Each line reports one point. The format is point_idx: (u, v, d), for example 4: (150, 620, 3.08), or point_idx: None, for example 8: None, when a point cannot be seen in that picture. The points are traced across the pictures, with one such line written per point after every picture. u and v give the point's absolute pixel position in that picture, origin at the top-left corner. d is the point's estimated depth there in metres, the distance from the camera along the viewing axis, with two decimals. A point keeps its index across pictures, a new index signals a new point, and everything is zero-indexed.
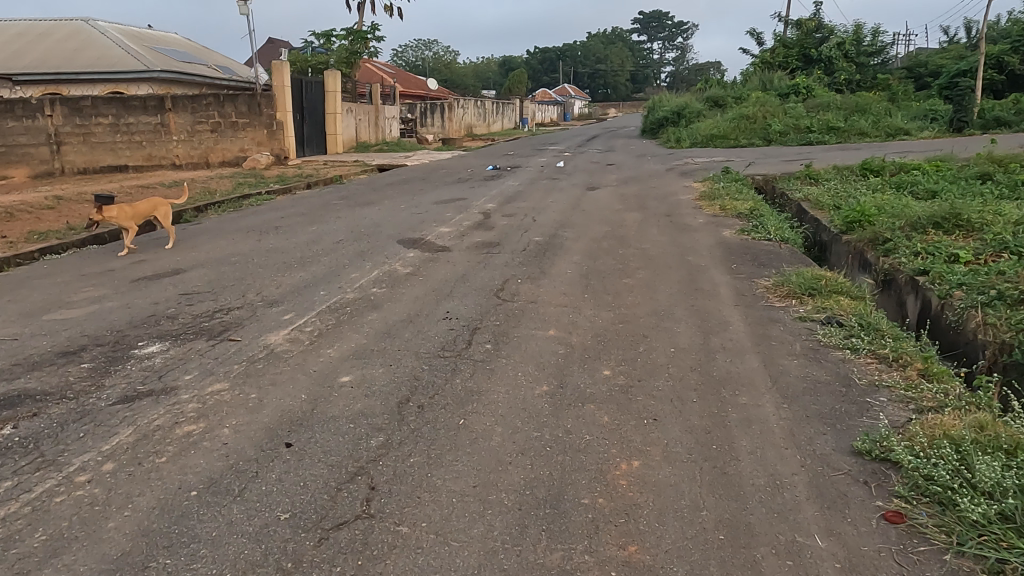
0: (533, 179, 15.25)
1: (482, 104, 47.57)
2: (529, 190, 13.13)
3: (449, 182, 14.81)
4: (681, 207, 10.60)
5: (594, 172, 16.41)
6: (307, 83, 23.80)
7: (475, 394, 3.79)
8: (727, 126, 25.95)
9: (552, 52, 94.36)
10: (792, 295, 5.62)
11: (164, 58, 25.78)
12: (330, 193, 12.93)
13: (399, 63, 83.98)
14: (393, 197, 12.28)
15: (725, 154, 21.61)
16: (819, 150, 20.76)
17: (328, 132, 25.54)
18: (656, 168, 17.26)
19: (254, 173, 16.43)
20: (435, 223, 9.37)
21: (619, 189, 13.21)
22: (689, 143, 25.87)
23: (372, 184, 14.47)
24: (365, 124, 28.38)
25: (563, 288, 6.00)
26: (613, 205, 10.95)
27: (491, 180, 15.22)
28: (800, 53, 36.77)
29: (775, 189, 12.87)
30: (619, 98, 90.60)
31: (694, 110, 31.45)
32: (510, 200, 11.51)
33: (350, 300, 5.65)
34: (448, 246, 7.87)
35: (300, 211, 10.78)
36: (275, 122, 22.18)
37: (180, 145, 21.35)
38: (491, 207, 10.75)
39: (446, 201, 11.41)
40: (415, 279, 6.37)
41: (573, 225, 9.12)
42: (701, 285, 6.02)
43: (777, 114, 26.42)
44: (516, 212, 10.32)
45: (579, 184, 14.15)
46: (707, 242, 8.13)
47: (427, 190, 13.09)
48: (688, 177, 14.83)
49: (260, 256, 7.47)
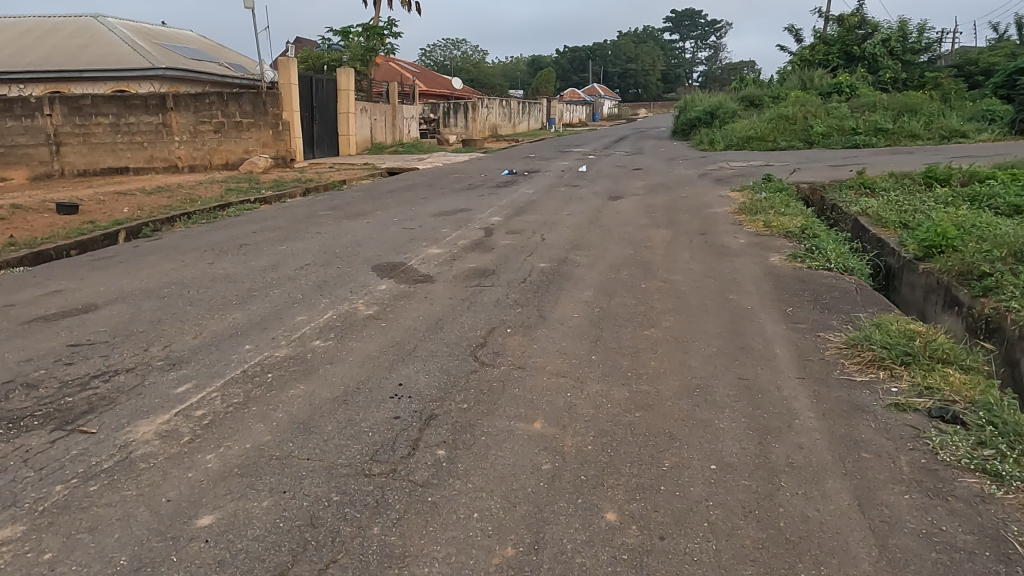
0: (550, 186, 13.78)
1: (508, 104, 46.13)
2: (543, 199, 11.68)
3: (457, 189, 13.42)
4: (719, 223, 9.04)
5: (620, 179, 14.89)
6: (317, 81, 22.51)
7: (396, 566, 2.35)
8: (764, 128, 24.23)
9: (581, 51, 92.50)
10: (876, 363, 4.08)
11: (172, 54, 24.74)
12: (321, 202, 11.59)
13: (426, 63, 82.82)
14: (389, 207, 10.91)
15: (763, 158, 19.93)
16: (867, 154, 19.03)
17: (341, 133, 24.28)
18: (688, 174, 15.67)
19: (250, 177, 15.20)
20: (425, 242, 7.96)
21: (646, 198, 11.68)
22: (723, 145, 24.19)
23: (372, 191, 13.11)
24: (381, 124, 27.10)
25: (565, 343, 4.53)
26: (637, 219, 9.44)
27: (505, 186, 13.79)
28: (842, 51, 34.79)
29: (824, 201, 11.26)
30: (650, 98, 88.60)
31: (728, 110, 29.69)
32: (520, 212, 10.08)
33: (277, 361, 4.25)
34: (431, 275, 6.44)
35: (279, 224, 9.46)
36: (281, 122, 20.66)
37: (183, 146, 20.23)
38: (496, 221, 9.33)
39: (446, 213, 10.02)
40: (375, 326, 4.96)
41: (588, 246, 7.65)
42: (749, 342, 4.52)
43: (819, 114, 24.63)
44: (523, 227, 8.88)
45: (601, 192, 12.65)
46: (750, 270, 6.60)
47: (430, 200, 11.70)
48: (725, 185, 13.26)
49: (200, 286, 6.12)
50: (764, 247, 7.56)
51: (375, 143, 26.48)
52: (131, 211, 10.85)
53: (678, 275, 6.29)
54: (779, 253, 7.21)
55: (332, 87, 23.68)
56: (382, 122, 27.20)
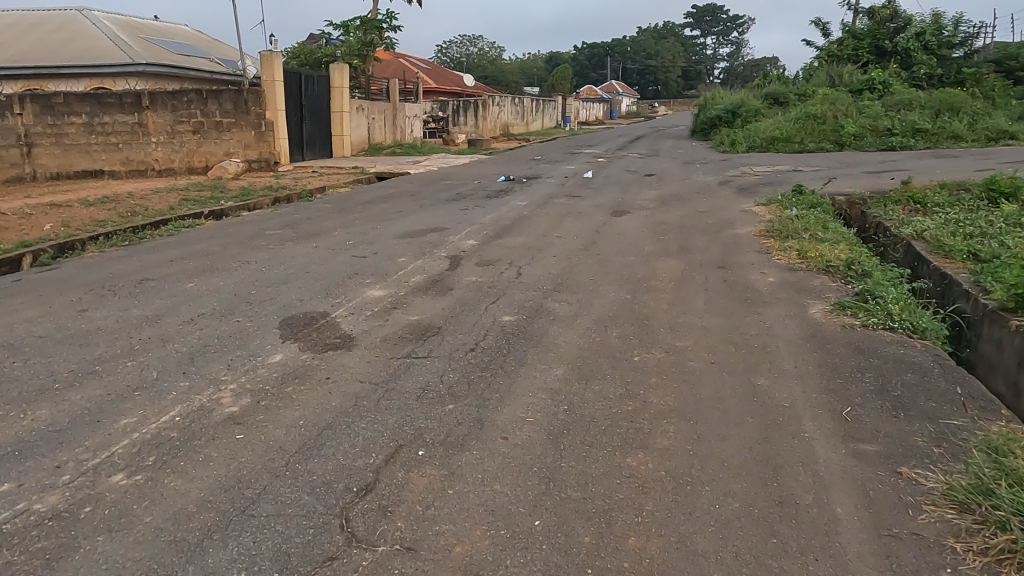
0: (548, 196, 12.15)
1: (521, 102, 44.48)
2: (535, 215, 10.03)
3: (441, 200, 11.81)
4: (741, 251, 7.35)
5: (630, 188, 13.19)
6: (307, 78, 21.00)
7: None
8: (790, 127, 22.41)
9: (600, 47, 90.56)
10: (1013, 556, 2.39)
11: (158, 49, 23.30)
12: (279, 217, 10.02)
13: (443, 59, 81.27)
14: (351, 224, 9.31)
15: (790, 163, 18.12)
16: (906, 158, 17.19)
17: (335, 133, 22.71)
18: (707, 182, 13.95)
19: (216, 185, 13.68)
20: (370, 278, 6.36)
21: (655, 214, 9.99)
22: (746, 146, 22.39)
23: (344, 202, 11.53)
24: (379, 123, 25.53)
25: (498, 489, 2.87)
26: (641, 245, 7.76)
27: (497, 197, 12.17)
28: (873, 45, 32.74)
29: (867, 219, 9.50)
30: (670, 96, 86.30)
31: (751, 109, 27.82)
32: (503, 234, 8.44)
33: (23, 525, 2.64)
34: (354, 333, 4.83)
35: (211, 249, 7.88)
36: (265, 121, 19.03)
37: (160, 147, 18.76)
38: (469, 247, 7.69)
39: (413, 234, 8.41)
40: (226, 439, 3.33)
41: (574, 287, 6.00)
42: (793, 488, 2.84)
43: (850, 113, 22.76)
44: (499, 256, 7.24)
45: (606, 205, 10.97)
46: (785, 328, 4.90)
47: (405, 215, 10.09)
48: (749, 197, 11.54)
49: (37, 352, 4.53)
50: (801, 290, 5.85)
51: (373, 144, 24.92)
52: (54, 228, 9.31)
53: (687, 340, 4.61)
54: (822, 300, 5.52)
55: (324, 84, 22.11)
56: (381, 121, 25.64)
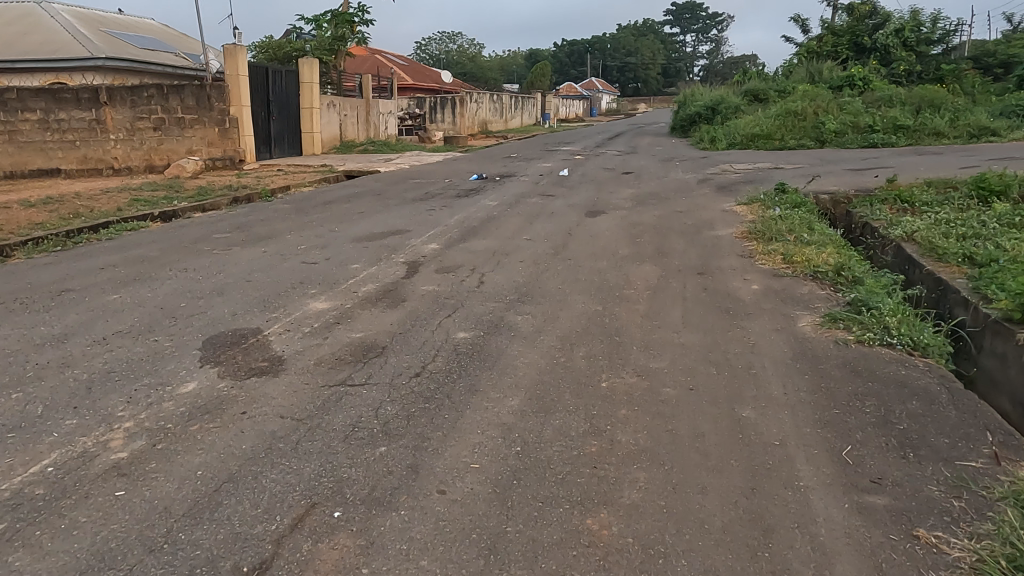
0: (521, 195, 11.59)
1: (499, 99, 43.91)
2: (505, 215, 9.46)
3: (408, 200, 11.21)
4: (722, 255, 6.85)
5: (606, 186, 12.66)
6: (275, 73, 20.28)
7: None
8: (771, 124, 22.04)
9: (580, 44, 90.18)
10: None
11: (119, 43, 22.41)
12: (232, 219, 9.37)
13: (422, 56, 80.42)
14: (308, 227, 8.70)
15: (771, 160, 17.72)
16: (888, 154, 16.85)
17: (305, 130, 22.00)
18: (687, 180, 13.47)
19: (172, 184, 12.98)
20: (316, 287, 5.76)
21: (632, 214, 9.49)
22: (726, 144, 22.00)
23: (305, 202, 10.90)
24: (352, 120, 24.84)
25: (426, 567, 2.30)
26: (616, 248, 7.23)
27: (467, 196, 11.60)
28: (852, 41, 32.55)
29: (854, 219, 9.04)
30: (649, 93, 86.01)
31: (731, 106, 27.46)
32: (468, 237, 7.87)
33: None
34: (287, 354, 4.25)
35: (149, 254, 7.22)
36: (228, 118, 18.47)
37: (119, 145, 17.91)
38: (430, 251, 7.10)
39: (371, 237, 7.82)
40: (102, 499, 2.72)
41: (541, 298, 5.44)
42: (788, 562, 2.31)
43: (830, 110, 22.45)
44: (462, 262, 6.67)
45: (580, 204, 10.44)
46: (772, 344, 4.38)
47: (367, 216, 9.50)
48: (729, 195, 11.06)
49: None
50: (788, 299, 5.34)
51: (345, 141, 24.21)
52: None
53: (664, 362, 4.07)
54: (811, 311, 5.02)
55: (293, 79, 21.40)
56: (353, 118, 24.95)
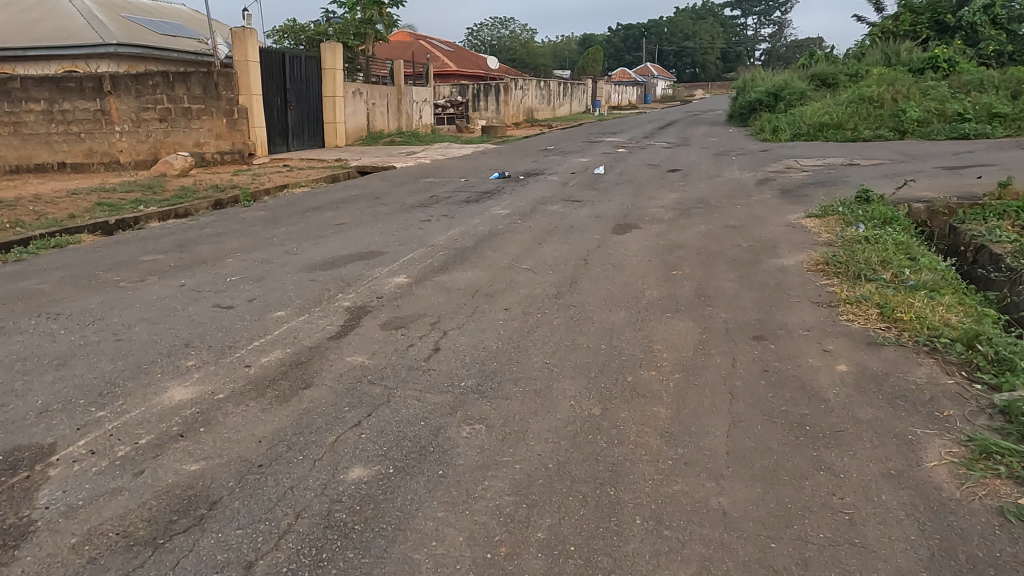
0: (541, 200, 9.74)
1: (546, 86, 41.89)
2: (513, 229, 7.64)
3: (407, 206, 9.49)
4: (789, 302, 4.89)
5: (646, 188, 10.68)
6: (293, 58, 18.78)
7: None
8: (842, 112, 19.60)
9: (635, 28, 86.97)
10: None
11: (138, 29, 21.19)
12: (184, 233, 7.79)
13: (474, 43, 78.43)
14: (264, 245, 7.03)
15: (843, 155, 15.39)
16: (984, 148, 14.39)
17: (327, 121, 20.49)
18: (744, 181, 11.38)
19: (153, 184, 11.53)
20: (199, 355, 4.07)
21: (671, 229, 7.54)
22: (789, 135, 19.69)
23: (285, 209, 9.26)
24: (380, 109, 23.28)
25: None
26: (642, 288, 5.33)
27: (478, 201, 9.81)
28: (933, 19, 29.45)
29: (964, 239, 6.90)
30: (708, 79, 82.23)
31: (796, 91, 24.95)
32: (452, 266, 6.08)
33: None
34: (50, 517, 2.55)
35: (38, 288, 5.62)
36: (238, 108, 16.72)
37: (125, 137, 16.69)
38: (391, 290, 5.32)
39: (326, 266, 6.10)
40: None
41: (512, 386, 3.61)
42: None
43: (911, 97, 19.89)
44: (425, 310, 4.88)
45: (610, 214, 8.52)
46: (883, 521, 2.47)
47: (344, 230, 7.79)
48: (797, 203, 8.98)
49: None
50: (896, 403, 3.39)
51: (372, 132, 22.67)
52: None
53: (686, 572, 2.21)
54: (939, 435, 3.06)
55: (313, 65, 19.85)
56: (382, 108, 23.39)
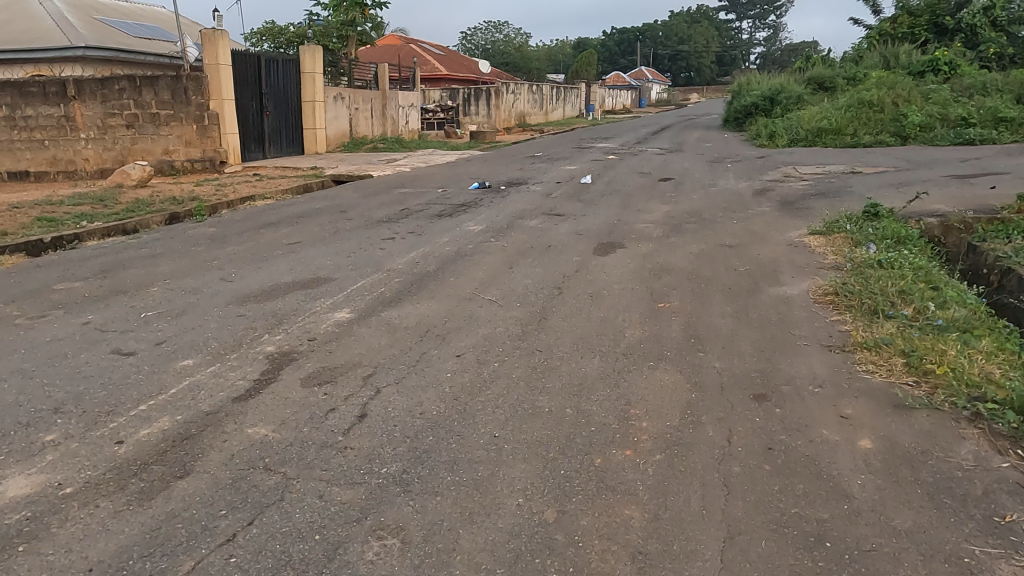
0: (520, 214, 8.95)
1: (539, 90, 41.20)
2: (484, 250, 6.85)
3: (374, 221, 8.69)
4: (795, 348, 4.09)
5: (635, 200, 9.91)
6: (269, 61, 18.04)
7: None
8: (841, 117, 18.90)
9: (630, 32, 86.38)
10: None
11: (110, 31, 20.35)
12: (117, 254, 6.98)
13: (468, 47, 77.70)
14: (201, 270, 6.22)
15: (844, 162, 14.66)
16: (992, 155, 13.66)
17: (306, 126, 19.70)
18: (741, 191, 10.62)
19: (106, 196, 10.73)
20: (67, 425, 3.28)
21: (660, 249, 6.75)
22: (786, 140, 18.97)
23: (239, 225, 8.46)
24: (364, 114, 22.50)
25: None
26: (622, 327, 4.53)
27: (451, 215, 9.02)
28: (932, 22, 28.76)
29: (988, 261, 6.13)
30: (703, 83, 81.61)
31: (793, 95, 24.25)
32: (406, 297, 5.28)
33: None
34: None
35: None
36: (208, 113, 15.78)
37: (90, 144, 15.85)
38: (325, 332, 4.51)
39: (262, 298, 5.31)
40: None
41: (445, 476, 2.81)
42: None
43: (913, 101, 19.17)
44: (361, 358, 4.08)
45: (594, 231, 7.75)
46: None
47: (297, 251, 6.99)
48: (799, 217, 8.20)
49: None
50: (940, 501, 2.60)
51: (355, 138, 21.88)
52: None
53: None
54: (1005, 558, 2.27)
55: (292, 69, 19.09)
56: (365, 113, 22.62)
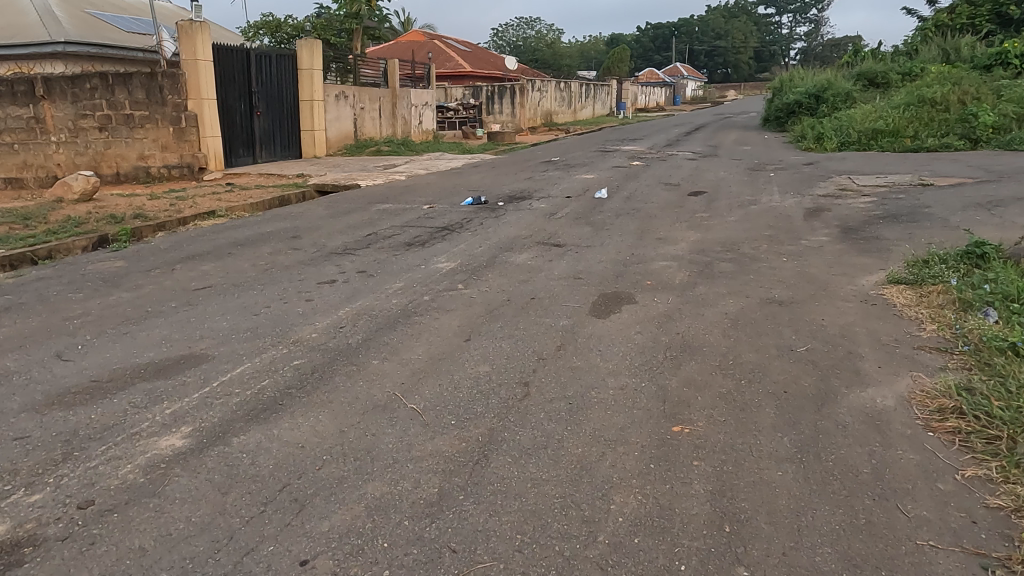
0: (509, 243, 7.12)
1: (567, 87, 39.26)
2: (442, 305, 5.03)
3: (326, 252, 6.94)
4: (914, 566, 2.23)
5: (656, 224, 8.00)
6: (260, 56, 16.52)
7: None
8: (898, 117, 16.73)
9: (664, 27, 83.79)
10: None
11: (98, 25, 18.87)
12: None
13: (499, 44, 75.75)
14: (43, 338, 4.51)
15: (907, 169, 12.58)
16: None
17: (304, 128, 18.13)
18: (789, 211, 8.67)
19: (33, 214, 9.11)
20: None
21: (685, 308, 4.88)
22: (836, 143, 16.86)
23: (155, 257, 6.76)
24: (370, 114, 20.89)
25: None
26: (603, 489, 2.68)
27: (424, 243, 7.25)
28: (995, 11, 26.22)
29: None
30: (740, 79, 78.67)
31: (841, 92, 22.02)
32: (289, 402, 3.50)
33: None
34: None
35: None
36: (185, 115, 14.32)
37: (62, 149, 13.99)
38: (111, 489, 2.72)
39: (83, 398, 3.57)
40: None
41: None
42: None
43: (982, 98, 16.90)
44: (132, 565, 2.30)
45: (598, 273, 5.88)
46: None
47: (196, 303, 5.23)
48: (869, 254, 6.23)
49: None
50: None
51: (360, 139, 20.26)
52: None
53: None
54: None
55: (287, 65, 17.52)
56: (372, 113, 21.00)
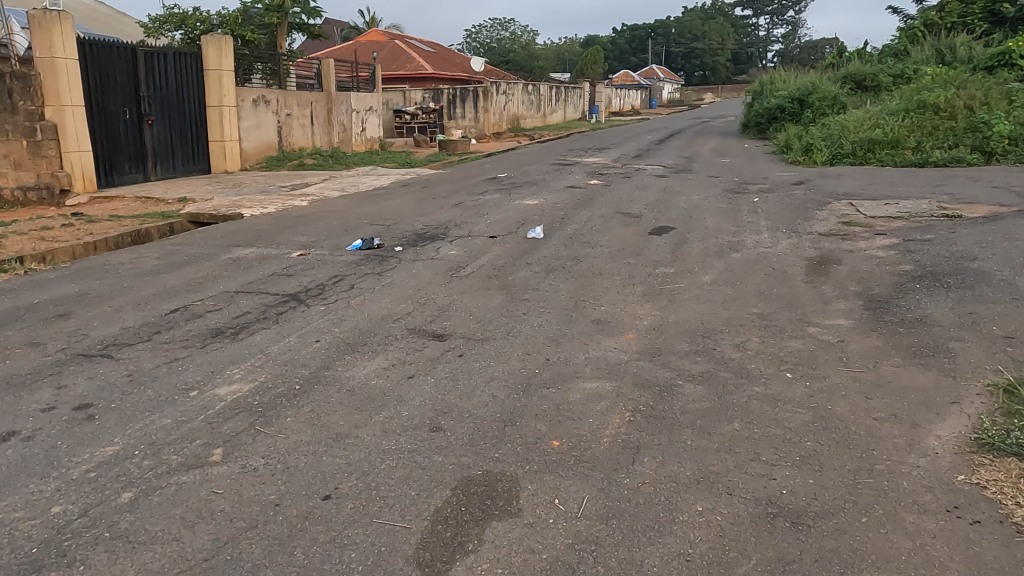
0: (368, 332, 4.67)
1: (535, 90, 36.88)
2: (134, 531, 2.55)
3: (76, 351, 4.45)
4: None
5: (599, 288, 5.61)
6: (150, 54, 13.89)
7: None
8: (897, 126, 14.50)
9: (640, 29, 81.66)
10: None
11: None
12: None
13: (471, 46, 73.30)
14: None
15: (920, 191, 10.29)
16: None
17: (212, 139, 15.54)
18: (783, 263, 6.30)
19: None
20: None
21: (606, 544, 2.44)
22: (827, 156, 14.60)
23: None
24: (299, 121, 18.33)
25: None
26: None
27: (242, 330, 4.79)
28: (987, 9, 24.21)
29: None
30: (717, 82, 76.68)
31: (827, 96, 19.84)
32: None
33: None
34: None
35: None
36: (42, 124, 11.65)
37: None
38: None
39: None
40: None
41: None
42: None
43: (992, 103, 14.73)
44: None
45: (475, 413, 3.44)
46: None
47: None
48: (926, 367, 3.85)
49: None
50: None
51: (286, 150, 17.71)
52: None
53: None
54: None
55: (188, 65, 14.92)
56: (302, 119, 18.44)
